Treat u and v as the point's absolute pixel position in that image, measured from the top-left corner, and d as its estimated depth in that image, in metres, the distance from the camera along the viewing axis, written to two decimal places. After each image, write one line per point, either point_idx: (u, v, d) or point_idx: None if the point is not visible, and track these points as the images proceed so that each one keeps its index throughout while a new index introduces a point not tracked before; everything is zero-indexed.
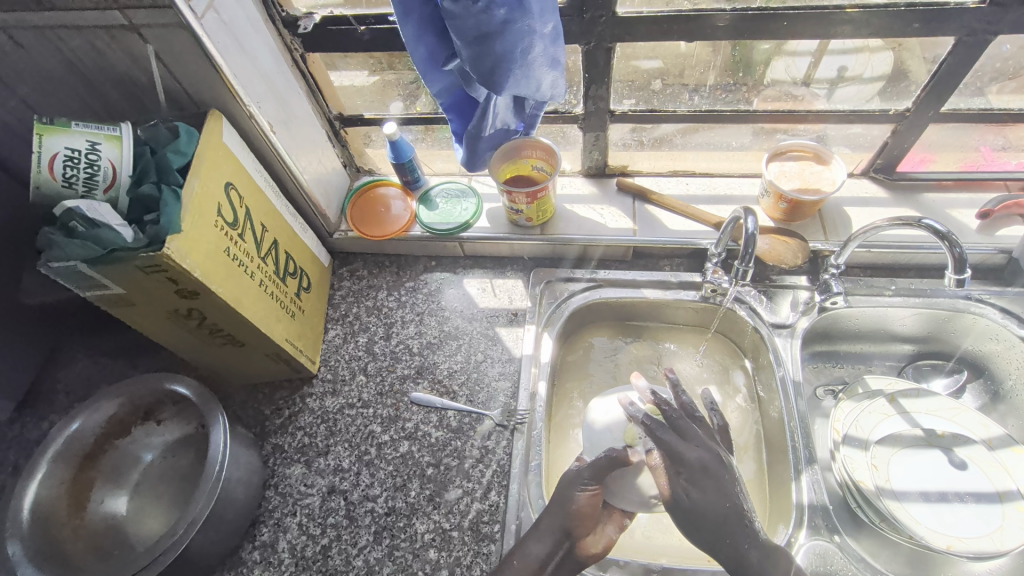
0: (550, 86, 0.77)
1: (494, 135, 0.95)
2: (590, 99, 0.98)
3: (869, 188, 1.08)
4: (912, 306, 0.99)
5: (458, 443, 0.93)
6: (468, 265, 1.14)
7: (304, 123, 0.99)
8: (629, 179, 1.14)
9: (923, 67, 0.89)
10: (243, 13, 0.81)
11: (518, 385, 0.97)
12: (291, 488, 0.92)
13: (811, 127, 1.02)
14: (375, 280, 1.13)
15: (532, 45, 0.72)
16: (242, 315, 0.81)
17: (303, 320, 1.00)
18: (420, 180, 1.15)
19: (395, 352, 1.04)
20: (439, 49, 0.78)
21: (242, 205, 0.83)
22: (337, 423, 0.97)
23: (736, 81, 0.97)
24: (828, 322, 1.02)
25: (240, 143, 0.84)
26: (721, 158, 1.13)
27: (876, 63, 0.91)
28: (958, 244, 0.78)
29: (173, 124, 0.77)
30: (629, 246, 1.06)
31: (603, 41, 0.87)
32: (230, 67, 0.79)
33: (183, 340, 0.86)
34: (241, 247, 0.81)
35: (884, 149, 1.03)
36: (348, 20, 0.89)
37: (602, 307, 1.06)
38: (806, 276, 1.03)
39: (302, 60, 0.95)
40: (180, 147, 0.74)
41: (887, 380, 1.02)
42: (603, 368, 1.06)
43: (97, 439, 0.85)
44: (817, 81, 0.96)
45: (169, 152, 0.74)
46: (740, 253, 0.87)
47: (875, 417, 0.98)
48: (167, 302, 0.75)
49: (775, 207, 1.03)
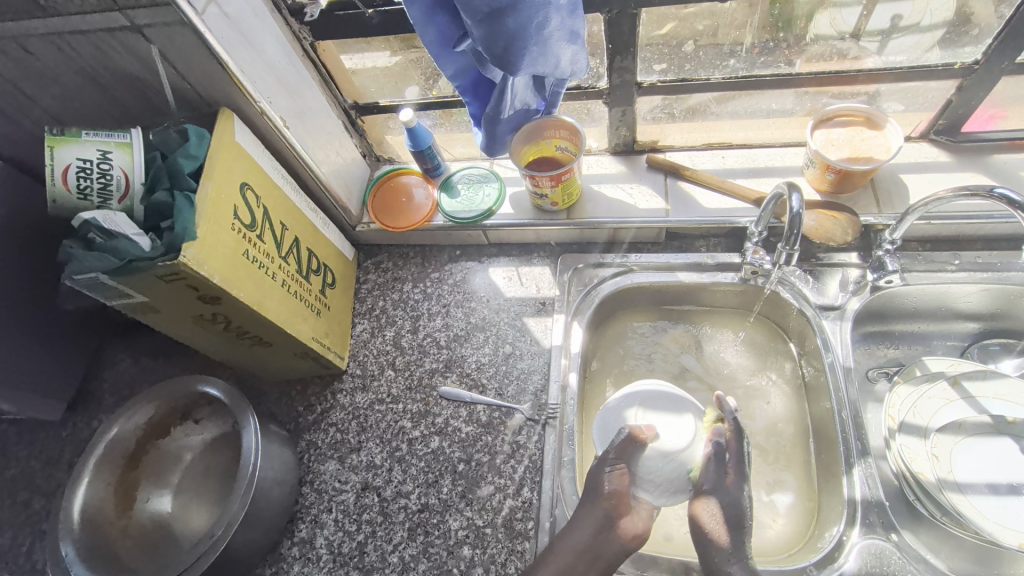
0: (569, 62, 0.73)
1: (513, 117, 0.92)
2: (615, 71, 0.90)
3: (929, 152, 0.97)
4: (978, 282, 0.91)
5: (489, 438, 0.91)
6: (493, 253, 1.10)
7: (319, 115, 0.97)
8: (659, 155, 1.06)
9: (990, 9, 0.79)
10: (246, 4, 0.77)
11: (549, 377, 0.94)
12: (326, 484, 0.92)
13: (862, 88, 0.93)
14: (400, 272, 1.12)
15: (548, 19, 0.67)
16: (267, 318, 0.80)
17: (330, 317, 0.99)
18: (441, 166, 1.12)
19: (423, 346, 1.02)
20: (451, 29, 0.73)
21: (258, 205, 0.82)
22: (367, 419, 0.97)
23: (774, 38, 0.88)
24: (882, 302, 0.94)
25: (252, 140, 0.83)
26: (760, 126, 1.03)
27: (936, 9, 0.81)
28: None
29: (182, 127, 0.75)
30: (662, 228, 1.00)
31: (627, 7, 0.80)
32: (237, 62, 0.76)
33: (212, 343, 0.86)
34: (260, 249, 0.80)
35: (947, 109, 0.92)
36: (355, 4, 0.84)
37: (637, 293, 1.02)
38: (857, 253, 0.95)
39: (312, 48, 0.91)
40: (190, 151, 0.72)
41: (948, 361, 0.94)
42: (639, 357, 1.02)
43: (138, 441, 0.87)
44: (867, 33, 0.86)
45: (180, 157, 0.72)
46: (784, 234, 0.78)
47: (936, 404, 0.91)
48: (191, 308, 0.75)
49: (822, 178, 0.93)
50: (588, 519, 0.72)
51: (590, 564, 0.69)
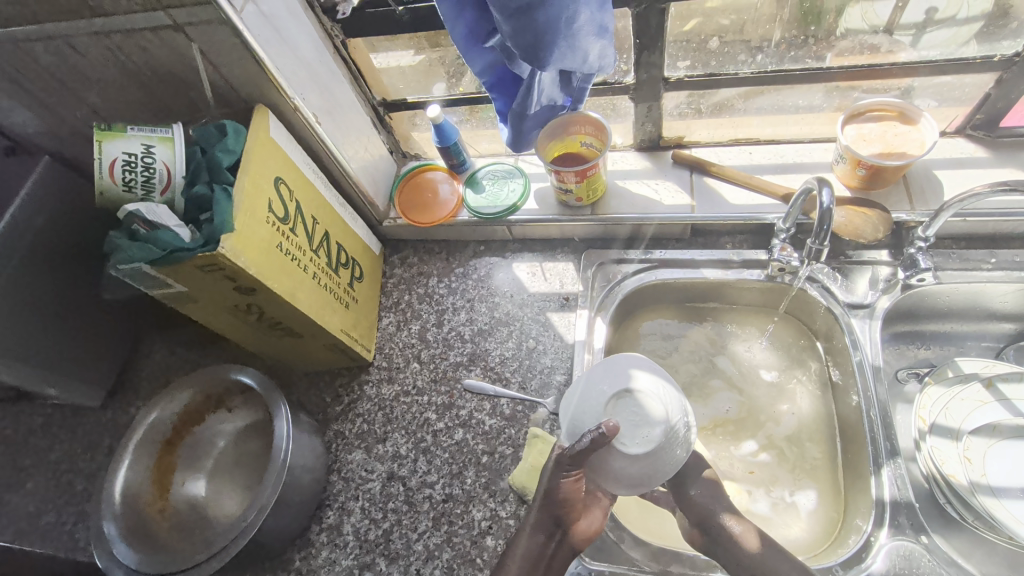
0: (597, 57, 0.74)
1: (540, 113, 0.92)
2: (642, 66, 0.90)
3: (964, 148, 0.94)
4: (1015, 281, 0.89)
5: (512, 431, 0.92)
6: (518, 248, 1.11)
7: (349, 111, 0.99)
8: (685, 151, 1.05)
9: None
10: (283, 3, 0.79)
11: (573, 372, 0.95)
12: (352, 473, 0.95)
13: (896, 82, 0.91)
14: (425, 266, 1.13)
15: (577, 13, 0.67)
16: (298, 309, 0.82)
17: (358, 310, 1.01)
18: (467, 162, 1.13)
19: (448, 339, 1.04)
20: (480, 23, 0.74)
21: (291, 199, 0.84)
22: (393, 410, 0.99)
23: (804, 35, 0.87)
24: (914, 300, 0.92)
25: (286, 136, 0.85)
26: (789, 122, 1.02)
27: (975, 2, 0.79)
28: None
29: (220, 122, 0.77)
30: (687, 224, 1.00)
31: (655, 2, 0.80)
32: (274, 60, 0.78)
33: (246, 333, 0.88)
34: (292, 241, 0.83)
35: (984, 103, 0.89)
36: (386, 2, 0.85)
37: (661, 289, 1.02)
38: (887, 251, 0.94)
39: (343, 46, 0.93)
40: (228, 146, 0.75)
41: (982, 363, 0.93)
42: (662, 355, 1.02)
43: (175, 427, 0.90)
44: (902, 27, 0.84)
45: (218, 152, 0.74)
46: (813, 230, 0.77)
47: (969, 406, 0.89)
48: (227, 298, 0.77)
49: (852, 174, 0.91)
50: (540, 526, 0.72)
51: (546, 568, 0.71)
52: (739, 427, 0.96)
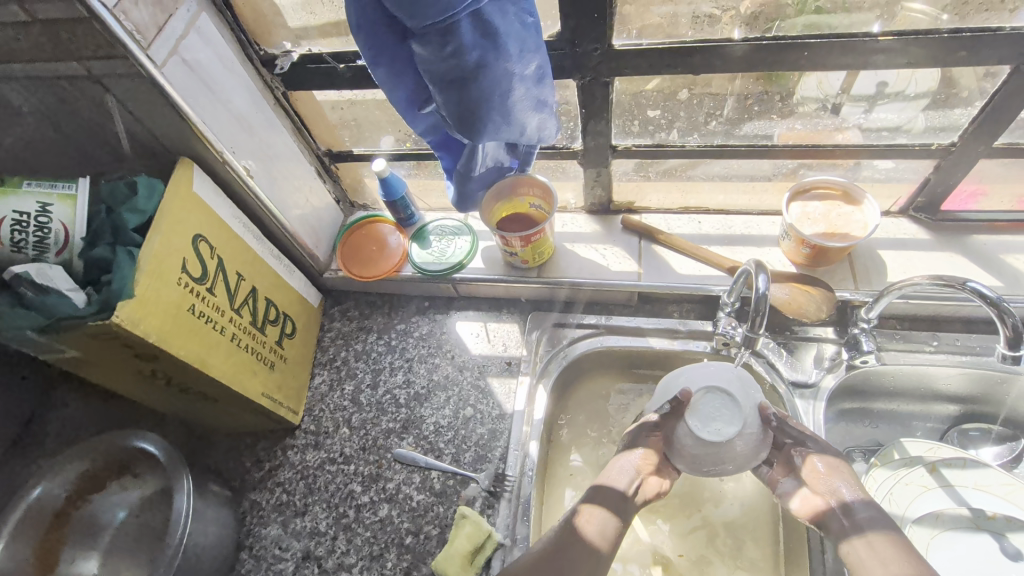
0: (536, 129, 0.72)
1: (485, 174, 0.90)
2: (588, 135, 0.89)
3: (907, 228, 0.95)
4: (957, 365, 0.88)
5: (440, 509, 0.88)
6: (463, 306, 1.08)
7: (288, 162, 0.95)
8: (635, 216, 1.05)
9: (975, 78, 0.75)
10: (215, 56, 0.76)
11: (508, 445, 0.91)
12: (265, 551, 0.88)
13: (841, 162, 0.91)
14: (366, 322, 1.09)
15: (512, 89, 0.65)
16: (209, 376, 0.77)
17: (285, 370, 0.95)
18: (415, 216, 1.10)
19: (382, 403, 0.99)
20: (417, 93, 0.70)
21: (212, 257, 0.79)
22: (316, 480, 0.93)
23: (767, 89, 0.82)
24: (858, 379, 0.91)
25: (212, 190, 0.81)
26: (739, 192, 1.01)
27: (921, 79, 0.76)
28: (1011, 314, 0.65)
29: (132, 179, 0.73)
30: (633, 291, 0.98)
31: (599, 75, 0.79)
32: (200, 114, 0.75)
33: (154, 397, 0.82)
34: (209, 302, 0.78)
35: (925, 187, 0.90)
36: (325, 59, 0.82)
37: (607, 355, 0.98)
38: (833, 327, 0.93)
39: (284, 97, 0.90)
40: (137, 204, 0.70)
41: (926, 446, 0.91)
42: (607, 424, 0.99)
43: (67, 498, 0.83)
44: (852, 99, 0.81)
45: (124, 210, 0.69)
46: (751, 316, 0.74)
47: (913, 491, 0.87)
48: (127, 365, 0.72)
49: (797, 251, 0.91)
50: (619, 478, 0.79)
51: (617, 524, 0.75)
52: (680, 504, 0.91)
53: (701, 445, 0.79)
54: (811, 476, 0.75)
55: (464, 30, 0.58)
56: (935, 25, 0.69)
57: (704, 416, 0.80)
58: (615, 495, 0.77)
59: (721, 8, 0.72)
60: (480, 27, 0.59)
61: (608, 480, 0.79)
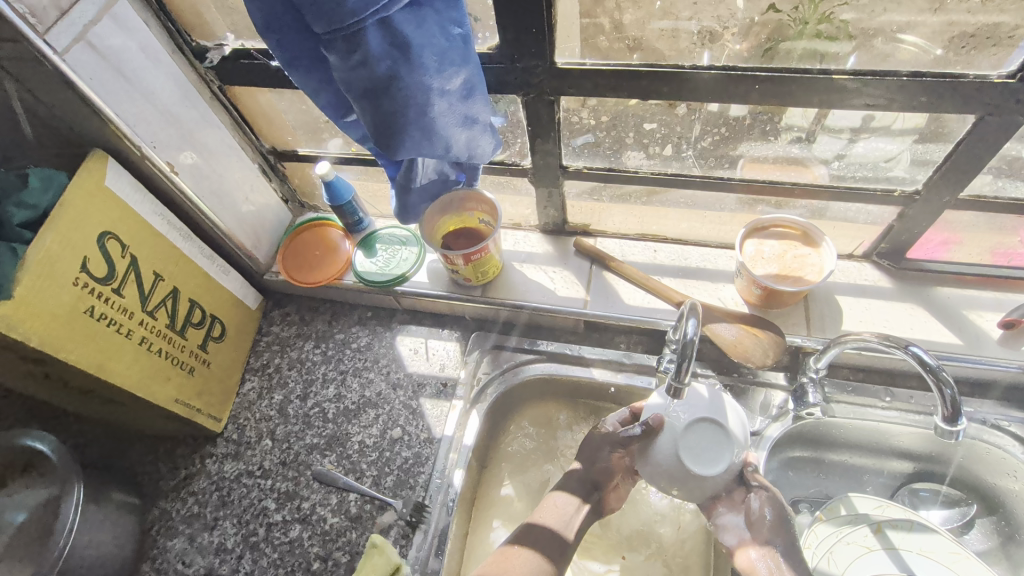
0: (465, 146, 0.67)
1: (429, 186, 0.85)
2: (537, 153, 0.85)
3: (870, 275, 0.92)
4: (910, 423, 0.82)
5: (353, 535, 0.83)
6: (406, 320, 1.03)
7: (226, 159, 0.91)
8: (590, 240, 1.00)
9: (956, 122, 0.69)
10: (136, 44, 0.72)
11: (432, 471, 0.86)
12: (167, 564, 0.84)
13: (802, 201, 0.86)
14: (304, 328, 1.04)
15: (432, 104, 0.61)
16: (108, 381, 0.73)
17: (208, 375, 0.91)
18: (364, 222, 1.04)
19: (309, 416, 0.94)
20: (341, 102, 0.66)
21: (123, 256, 0.75)
22: (230, 493, 0.89)
23: (769, 108, 0.73)
24: (804, 430, 0.86)
25: (130, 185, 0.77)
26: (699, 222, 0.96)
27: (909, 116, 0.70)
28: (950, 385, 0.63)
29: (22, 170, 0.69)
30: (579, 319, 0.93)
31: (543, 92, 0.75)
32: (113, 107, 0.71)
33: (56, 398, 0.78)
34: (114, 304, 0.74)
35: (889, 234, 0.86)
36: (251, 54, 0.79)
37: (548, 383, 0.94)
38: (783, 373, 0.88)
39: (222, 92, 0.86)
40: (27, 199, 0.67)
41: (876, 504, 0.85)
42: (543, 456, 0.93)
43: None
44: (830, 129, 0.75)
45: (12, 205, 0.66)
46: (676, 362, 0.68)
47: (854, 551, 0.82)
48: (15, 367, 0.68)
49: (749, 291, 0.87)
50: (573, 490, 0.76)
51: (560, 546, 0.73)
52: (604, 546, 0.86)
53: (675, 469, 0.70)
54: (758, 522, 0.71)
55: (372, 38, 0.55)
56: (896, 67, 0.65)
57: (696, 444, 0.71)
58: (553, 538, 0.73)
59: (724, 24, 0.67)
60: (390, 36, 0.56)
61: (546, 521, 0.75)
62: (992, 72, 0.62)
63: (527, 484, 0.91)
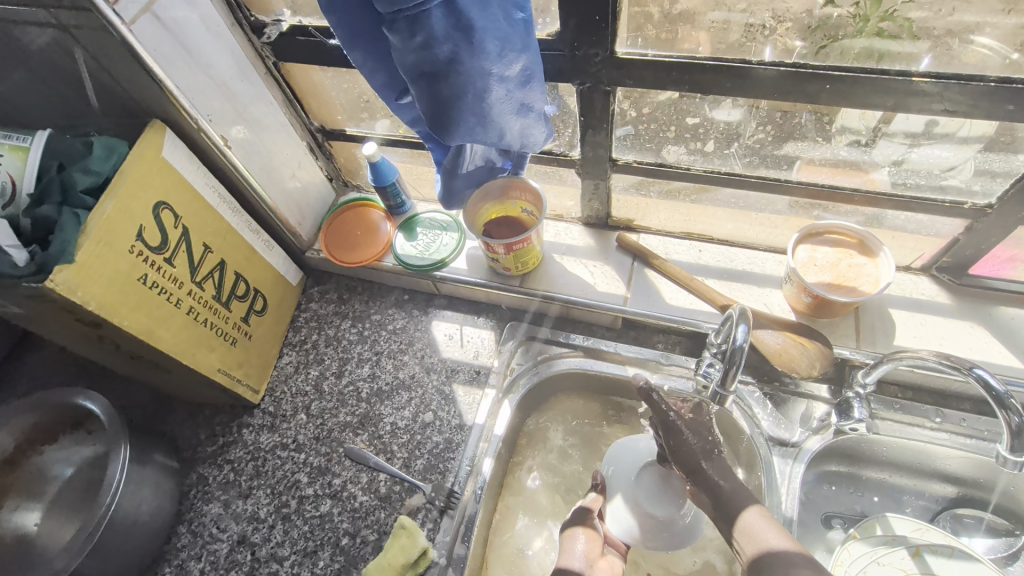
0: (518, 134, 0.66)
1: (475, 173, 0.85)
2: (587, 144, 0.83)
3: (927, 289, 0.87)
4: (961, 447, 0.79)
5: (382, 514, 0.84)
6: (442, 305, 1.03)
7: (276, 135, 0.92)
8: (632, 235, 0.99)
9: None
10: (198, 17, 0.73)
11: (462, 457, 0.86)
12: (203, 528, 0.86)
13: (861, 208, 0.82)
14: (342, 306, 1.05)
15: (490, 90, 0.60)
16: (157, 347, 0.75)
17: (249, 347, 0.93)
18: (406, 205, 1.05)
19: (343, 394, 0.95)
20: (396, 82, 0.66)
21: (176, 226, 0.77)
22: (265, 464, 0.91)
23: (825, 108, 0.71)
24: (845, 445, 0.84)
25: (186, 157, 0.78)
26: (748, 224, 0.93)
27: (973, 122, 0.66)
28: (1016, 413, 0.60)
29: (88, 138, 0.71)
30: (617, 315, 0.92)
31: (600, 82, 0.73)
32: (174, 78, 0.72)
33: (106, 360, 0.81)
34: (165, 273, 0.76)
35: (953, 247, 0.82)
36: (311, 32, 0.79)
37: (582, 378, 0.93)
38: (827, 385, 0.85)
39: (276, 68, 0.87)
40: (91, 166, 0.69)
41: (915, 526, 0.82)
42: (571, 451, 0.93)
43: (18, 445, 0.81)
44: (899, 133, 0.71)
45: (77, 171, 0.69)
46: (721, 369, 0.67)
47: (889, 573, 0.79)
48: (72, 329, 0.71)
49: (798, 298, 0.84)
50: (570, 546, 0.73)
51: None
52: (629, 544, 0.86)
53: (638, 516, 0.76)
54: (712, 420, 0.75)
55: (435, 19, 0.54)
56: (983, 71, 0.61)
57: (646, 495, 0.76)
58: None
59: (778, 16, 0.64)
60: (453, 18, 0.54)
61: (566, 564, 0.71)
62: None
63: (555, 477, 0.91)
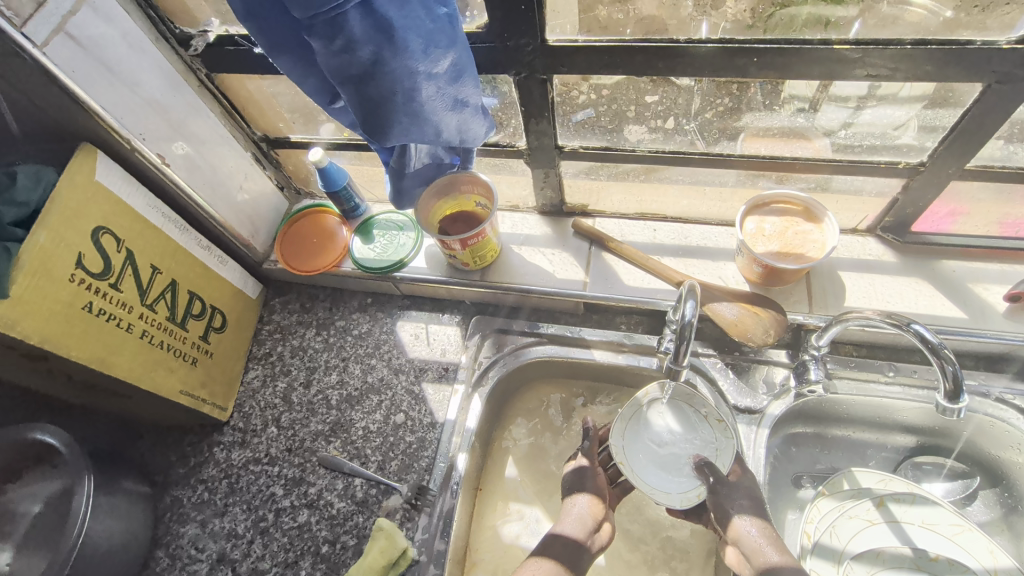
0: (456, 130, 0.66)
1: (422, 171, 0.84)
2: (532, 134, 0.83)
3: (872, 249, 0.90)
4: (914, 399, 0.82)
5: (360, 518, 0.84)
6: (405, 305, 1.03)
7: (218, 148, 0.90)
8: (588, 220, 0.99)
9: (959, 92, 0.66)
10: (117, 33, 0.71)
11: (436, 455, 0.87)
12: (181, 550, 0.86)
13: (804, 176, 0.84)
14: (305, 316, 1.04)
15: (419, 88, 0.60)
16: (110, 375, 0.74)
17: (211, 365, 0.92)
18: (360, 208, 1.04)
19: (313, 404, 0.95)
20: (328, 87, 0.65)
21: (119, 250, 0.75)
22: (239, 480, 0.90)
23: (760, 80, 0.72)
24: (806, 407, 0.86)
25: (122, 178, 0.76)
26: (700, 200, 0.95)
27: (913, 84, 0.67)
28: (951, 361, 0.62)
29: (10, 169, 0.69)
30: (578, 301, 0.93)
31: (535, 72, 0.73)
32: (98, 98, 0.70)
33: (59, 393, 0.79)
34: (112, 298, 0.75)
35: (894, 206, 0.85)
36: (239, 41, 0.77)
37: (549, 365, 0.94)
38: (785, 351, 0.88)
39: (209, 79, 0.84)
40: (16, 197, 0.67)
41: (878, 477, 0.84)
42: (545, 438, 0.94)
43: None
44: (833, 99, 0.72)
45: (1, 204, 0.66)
46: (673, 345, 0.68)
47: (857, 526, 0.82)
48: (17, 363, 0.69)
49: (750, 269, 0.86)
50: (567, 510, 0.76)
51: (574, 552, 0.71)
52: None
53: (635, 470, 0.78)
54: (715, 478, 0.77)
55: (353, 22, 0.53)
56: (900, 35, 0.63)
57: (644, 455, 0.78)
58: (569, 541, 0.72)
59: None
60: (371, 18, 0.54)
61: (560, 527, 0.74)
62: (1001, 38, 0.60)
63: (530, 465, 0.92)
